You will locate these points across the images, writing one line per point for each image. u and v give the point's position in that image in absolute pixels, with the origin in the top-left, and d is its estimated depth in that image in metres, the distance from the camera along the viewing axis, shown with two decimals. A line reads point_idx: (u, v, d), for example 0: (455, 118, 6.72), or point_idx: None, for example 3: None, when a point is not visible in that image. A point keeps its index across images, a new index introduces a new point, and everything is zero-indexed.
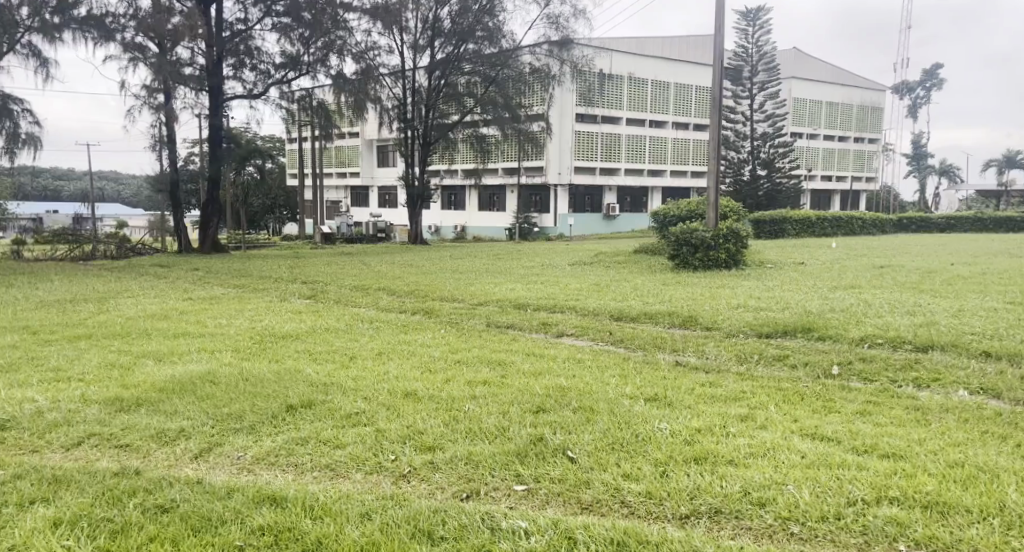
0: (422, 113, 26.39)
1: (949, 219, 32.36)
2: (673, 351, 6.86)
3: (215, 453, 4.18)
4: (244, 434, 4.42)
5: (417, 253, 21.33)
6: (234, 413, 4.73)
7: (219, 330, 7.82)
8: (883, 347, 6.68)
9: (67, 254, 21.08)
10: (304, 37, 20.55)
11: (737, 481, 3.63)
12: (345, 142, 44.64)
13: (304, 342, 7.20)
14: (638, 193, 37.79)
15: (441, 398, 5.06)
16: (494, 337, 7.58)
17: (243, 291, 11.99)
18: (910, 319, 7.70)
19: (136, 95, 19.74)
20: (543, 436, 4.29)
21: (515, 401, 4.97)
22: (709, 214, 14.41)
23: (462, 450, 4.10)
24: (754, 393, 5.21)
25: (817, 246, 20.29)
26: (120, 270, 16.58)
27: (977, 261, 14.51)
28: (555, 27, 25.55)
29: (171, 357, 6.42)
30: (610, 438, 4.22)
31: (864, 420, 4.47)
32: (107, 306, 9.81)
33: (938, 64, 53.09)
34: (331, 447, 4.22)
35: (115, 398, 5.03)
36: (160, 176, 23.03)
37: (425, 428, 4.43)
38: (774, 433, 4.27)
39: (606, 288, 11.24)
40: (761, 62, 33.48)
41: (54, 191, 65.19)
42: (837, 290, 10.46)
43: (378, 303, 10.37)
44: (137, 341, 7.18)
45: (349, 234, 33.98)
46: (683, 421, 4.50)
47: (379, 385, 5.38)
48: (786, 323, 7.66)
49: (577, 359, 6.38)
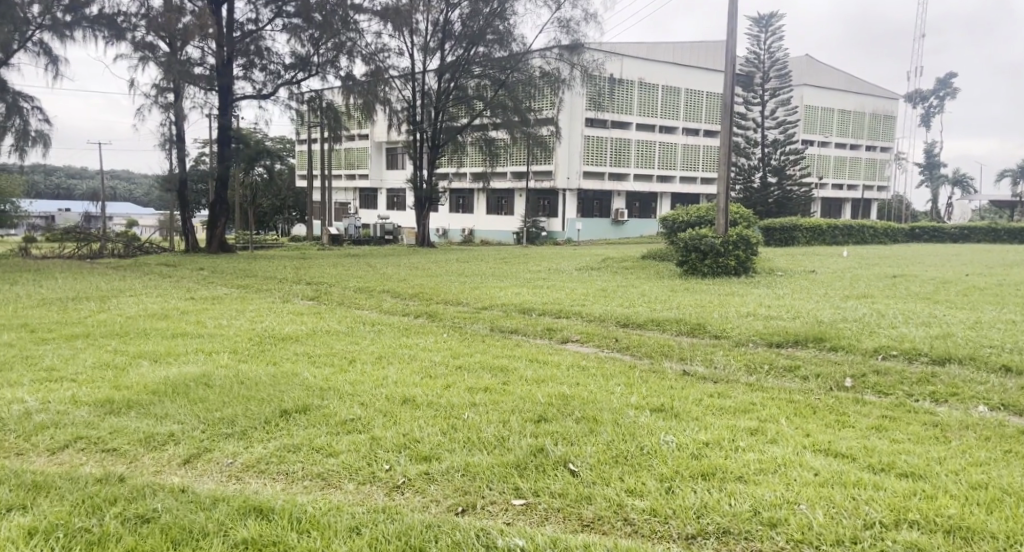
0: (431, 115, 26.28)
1: (962, 229, 31.98)
2: (680, 359, 6.68)
3: (204, 458, 4.04)
4: (234, 440, 4.28)
5: (423, 255, 21.20)
6: (225, 417, 4.59)
7: (218, 331, 7.70)
8: (897, 358, 6.50)
9: (74, 251, 21.04)
10: (315, 38, 20.47)
11: (746, 499, 3.45)
12: (354, 144, 44.61)
13: (303, 344, 7.07)
14: (648, 198, 37.52)
15: (441, 404, 4.91)
16: (498, 342, 7.42)
17: (246, 292, 11.89)
18: (925, 331, 7.51)
19: (145, 94, 19.72)
20: (543, 447, 4.12)
21: (515, 410, 4.81)
22: (719, 221, 14.20)
23: (459, 461, 3.95)
24: (763, 405, 5.03)
25: (828, 255, 20.05)
26: (126, 269, 16.49)
27: (993, 272, 14.27)
28: (566, 31, 25.36)
29: (167, 358, 6.29)
30: (614, 451, 4.05)
31: (880, 436, 4.29)
32: (108, 304, 9.69)
33: (951, 73, 52.67)
34: (324, 455, 4.07)
35: (105, 399, 4.89)
36: (169, 176, 22.98)
37: (422, 437, 4.28)
38: (785, 447, 4.10)
39: (613, 294, 11.09)
40: (773, 69, 33.52)
41: (67, 189, 65.62)
42: (850, 300, 10.26)
43: (381, 305, 10.23)
44: (134, 341, 7.04)
45: (356, 236, 33.92)
46: (690, 434, 4.32)
47: (377, 390, 5.23)
48: (796, 332, 7.48)
49: (582, 366, 6.22)
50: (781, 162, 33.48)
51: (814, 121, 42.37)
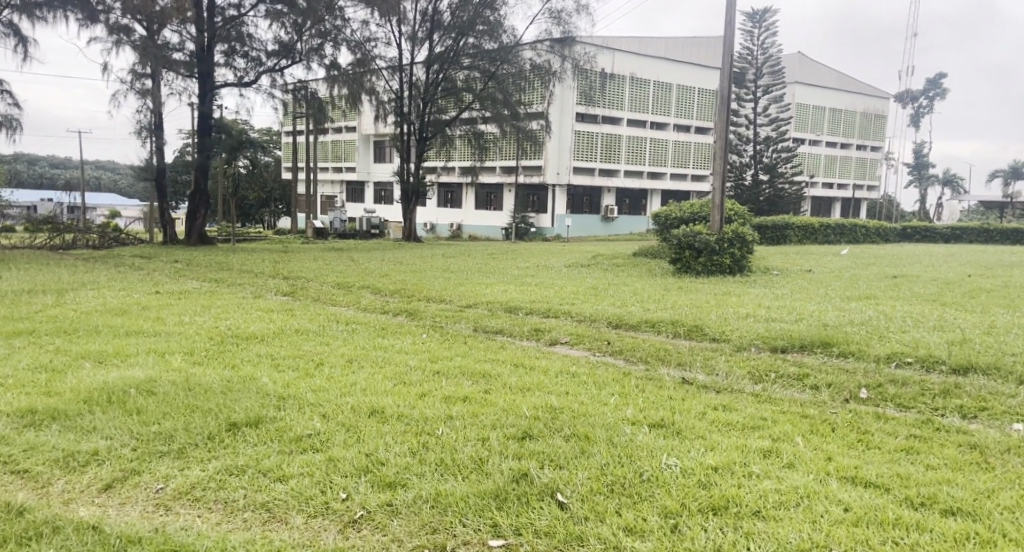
0: (419, 107, 25.70)
1: (954, 229, 31.56)
2: (678, 365, 6.13)
3: (129, 483, 3.45)
4: (169, 460, 3.68)
5: (409, 250, 20.54)
6: (163, 431, 3.98)
7: (176, 329, 7.05)
8: (913, 366, 5.99)
9: (46, 242, 20.26)
10: (297, 25, 19.70)
11: (768, 541, 2.97)
12: (341, 136, 43.85)
13: (267, 345, 6.45)
14: (638, 194, 37.03)
15: (413, 417, 4.34)
16: (479, 344, 6.82)
17: (217, 286, 11.23)
18: (940, 336, 6.99)
19: (120, 79, 18.95)
20: (528, 471, 3.56)
21: (497, 425, 4.23)
22: (713, 217, 13.65)
23: (428, 489, 3.38)
24: (774, 420, 4.47)
25: (823, 253, 19.62)
26: (97, 260, 15.81)
27: (995, 273, 13.85)
28: (557, 23, 24.67)
29: (113, 360, 5.68)
30: (609, 477, 3.51)
31: (911, 460, 3.76)
32: (64, 298, 9.03)
33: (941, 73, 52.47)
34: (272, 480, 3.49)
35: (26, 410, 4.27)
36: (146, 166, 22.16)
37: (389, 458, 3.70)
38: (806, 475, 3.54)
39: (604, 292, 10.53)
40: (766, 65, 33.10)
41: (49, 179, 64.15)
42: (853, 301, 9.74)
43: (358, 302, 9.66)
44: (81, 340, 6.42)
45: (342, 230, 33.30)
46: (696, 456, 3.77)
47: (343, 400, 4.62)
48: (802, 336, 6.94)
49: (572, 373, 5.63)
50: (773, 159, 33.04)
51: (806, 119, 42.01)
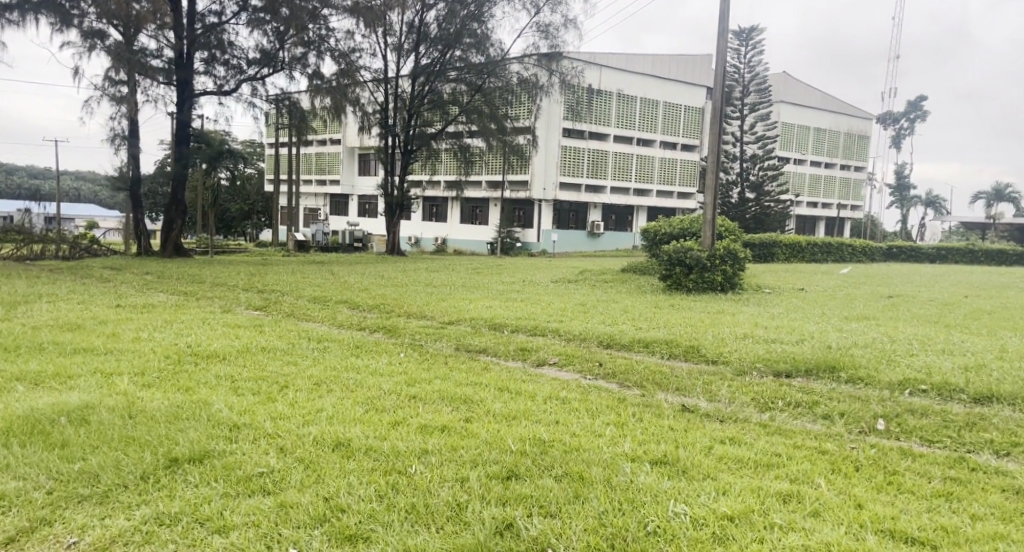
0: (404, 119, 25.26)
1: (940, 249, 31.39)
2: (676, 391, 5.63)
3: (39, 536, 2.95)
4: (89, 506, 3.15)
5: (390, 263, 19.98)
6: (87, 470, 3.42)
7: (130, 346, 6.46)
8: (929, 395, 5.51)
9: (13, 253, 19.22)
10: (279, 32, 19.17)
11: None
12: (325, 149, 43.24)
13: (228, 365, 5.88)
14: (625, 211, 36.72)
15: (383, 452, 3.79)
16: (461, 365, 6.28)
17: (185, 300, 10.60)
18: (953, 361, 6.54)
19: (94, 84, 18.32)
20: (513, 521, 3.09)
21: (478, 462, 3.70)
22: (704, 233, 13.21)
23: (395, 544, 2.92)
24: (790, 457, 3.96)
25: (813, 271, 19.30)
26: (63, 271, 15.11)
27: (989, 294, 13.52)
28: (545, 36, 23.99)
29: (51, 382, 5.08)
30: (607, 530, 3.03)
31: (952, 509, 3.29)
32: (14, 312, 8.37)
33: (922, 95, 52.81)
34: (211, 533, 2.98)
35: None
36: (121, 175, 21.48)
37: (350, 503, 3.17)
38: (835, 527, 3.08)
39: (593, 309, 10.06)
40: (752, 84, 32.55)
41: (27, 189, 62.91)
42: (851, 321, 9.33)
43: (334, 318, 9.10)
44: (20, 359, 5.81)
45: (324, 243, 32.67)
46: (707, 500, 3.28)
47: (305, 430, 4.08)
48: (806, 360, 6.47)
49: (562, 398, 5.12)
50: (759, 177, 32.95)
51: (791, 138, 42.01)
